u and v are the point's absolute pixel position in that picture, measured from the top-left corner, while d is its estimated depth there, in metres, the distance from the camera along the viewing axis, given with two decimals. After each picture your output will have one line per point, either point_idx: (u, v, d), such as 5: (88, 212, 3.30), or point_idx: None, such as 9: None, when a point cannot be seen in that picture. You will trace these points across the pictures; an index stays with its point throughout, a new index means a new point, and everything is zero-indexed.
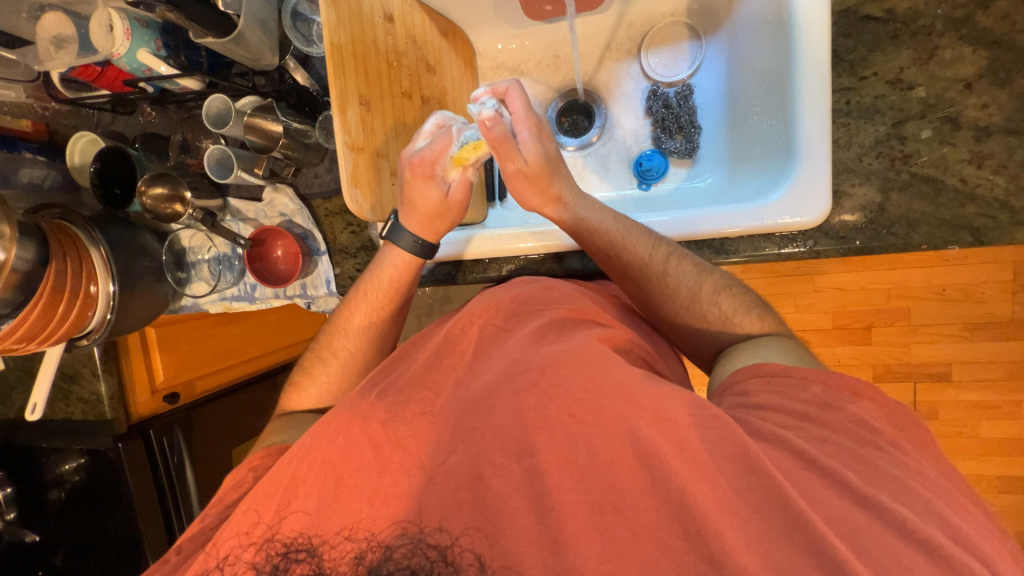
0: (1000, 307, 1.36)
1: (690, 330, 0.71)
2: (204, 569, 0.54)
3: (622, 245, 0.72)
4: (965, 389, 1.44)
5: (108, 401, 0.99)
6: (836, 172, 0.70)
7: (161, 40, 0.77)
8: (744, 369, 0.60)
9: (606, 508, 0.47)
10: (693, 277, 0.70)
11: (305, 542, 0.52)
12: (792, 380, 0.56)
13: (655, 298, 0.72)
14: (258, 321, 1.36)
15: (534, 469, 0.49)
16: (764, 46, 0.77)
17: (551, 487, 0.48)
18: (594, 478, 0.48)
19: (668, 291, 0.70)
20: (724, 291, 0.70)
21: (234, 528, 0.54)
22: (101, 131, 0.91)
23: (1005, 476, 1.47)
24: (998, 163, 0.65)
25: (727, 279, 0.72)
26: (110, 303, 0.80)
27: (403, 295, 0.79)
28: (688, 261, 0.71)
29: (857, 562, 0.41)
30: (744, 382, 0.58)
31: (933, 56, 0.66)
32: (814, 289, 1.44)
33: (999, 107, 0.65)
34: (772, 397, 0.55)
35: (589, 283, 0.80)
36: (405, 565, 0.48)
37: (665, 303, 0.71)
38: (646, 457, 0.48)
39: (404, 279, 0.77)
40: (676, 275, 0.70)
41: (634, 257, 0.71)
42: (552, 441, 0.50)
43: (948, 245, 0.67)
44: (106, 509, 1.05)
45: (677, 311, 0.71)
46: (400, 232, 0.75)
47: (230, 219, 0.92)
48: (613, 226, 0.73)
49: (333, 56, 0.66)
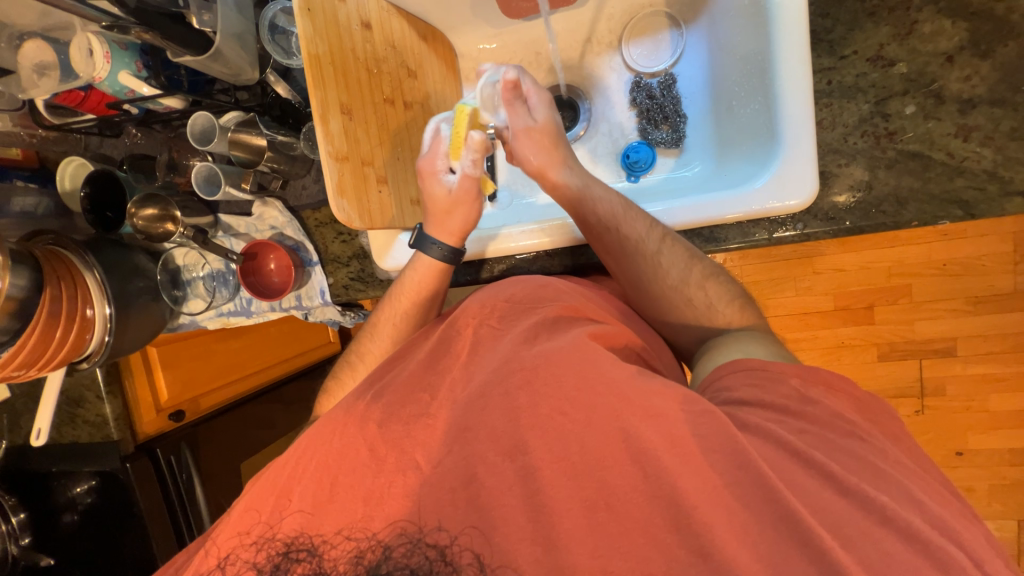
0: (1002, 279, 1.35)
1: (670, 312, 0.71)
2: (207, 569, 0.55)
3: (623, 219, 0.72)
4: (971, 363, 1.43)
5: (113, 422, 1.00)
6: (822, 153, 0.70)
7: (141, 61, 0.77)
8: (725, 363, 0.59)
9: (598, 504, 0.47)
10: (684, 262, 0.70)
11: (305, 541, 0.52)
12: (769, 374, 0.55)
13: (644, 278, 0.71)
14: (258, 335, 1.36)
15: (527, 468, 0.49)
16: (743, 31, 0.77)
17: (544, 480, 0.49)
18: (585, 474, 0.48)
19: (658, 271, 0.69)
20: (710, 279, 0.70)
21: (235, 528, 0.55)
22: (90, 156, 0.93)
23: (1016, 448, 1.45)
24: (985, 135, 0.64)
25: (713, 268, 0.71)
26: (107, 326, 0.81)
27: (435, 297, 0.79)
28: (681, 246, 0.71)
29: (846, 549, 0.41)
30: (723, 377, 0.58)
31: (913, 31, 0.66)
32: (813, 271, 1.44)
33: (983, 78, 0.64)
34: (752, 390, 0.54)
35: (587, 283, 0.78)
36: (405, 564, 0.49)
37: (654, 285, 0.70)
38: (639, 447, 0.48)
39: (434, 282, 0.78)
40: (670, 256, 0.69)
41: (632, 232, 0.71)
42: (544, 439, 0.50)
43: (938, 220, 0.67)
44: (117, 529, 1.06)
45: (664, 293, 0.70)
46: (425, 239, 0.77)
47: (222, 235, 0.93)
48: (615, 201, 0.73)
49: (311, 66, 0.65)
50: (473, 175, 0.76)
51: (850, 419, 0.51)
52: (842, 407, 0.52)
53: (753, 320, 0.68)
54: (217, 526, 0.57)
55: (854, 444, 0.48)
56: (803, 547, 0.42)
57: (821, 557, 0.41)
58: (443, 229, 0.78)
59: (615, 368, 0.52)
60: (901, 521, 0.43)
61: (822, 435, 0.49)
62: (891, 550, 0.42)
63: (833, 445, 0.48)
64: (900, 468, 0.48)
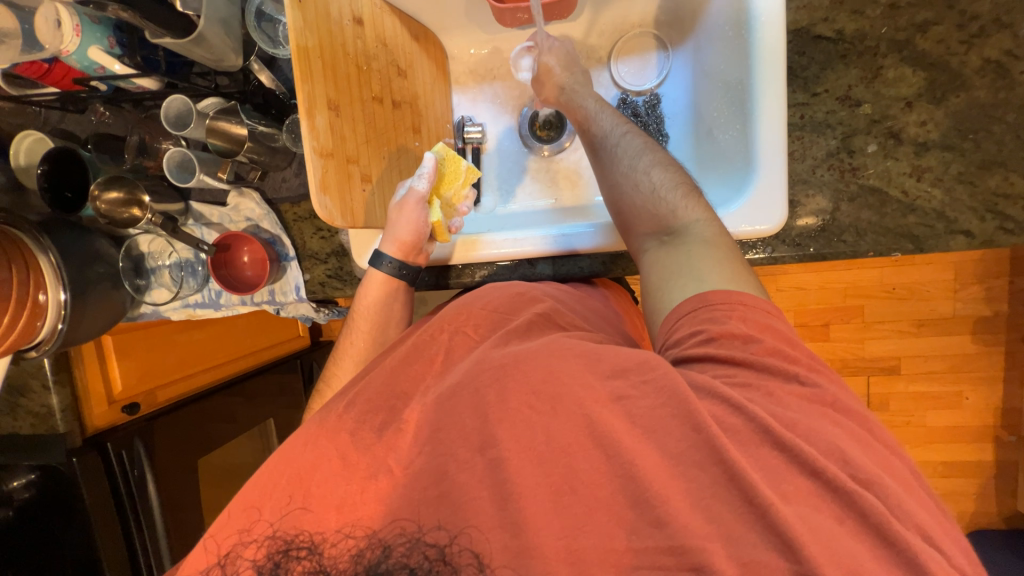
0: (942, 304, 1.46)
1: (624, 200, 0.72)
2: (206, 566, 0.53)
3: (591, 119, 0.80)
4: (913, 381, 1.53)
5: (60, 414, 0.95)
6: (792, 183, 0.74)
7: (114, 38, 0.74)
8: (678, 302, 0.60)
9: (563, 489, 0.48)
10: (637, 150, 0.73)
11: (305, 539, 0.51)
12: (711, 316, 0.56)
13: (604, 165, 0.75)
14: (225, 326, 1.34)
15: (495, 459, 0.50)
16: (727, 58, 0.80)
17: (511, 469, 0.49)
18: (550, 462, 0.49)
19: (612, 156, 0.74)
20: (658, 165, 0.71)
21: (233, 525, 0.53)
22: (49, 131, 0.87)
23: (950, 462, 1.57)
24: (936, 176, 0.70)
25: (666, 159, 0.72)
26: (60, 313, 0.76)
27: (394, 312, 0.82)
28: (639, 138, 0.75)
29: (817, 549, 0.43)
30: (677, 332, 0.58)
31: (878, 76, 0.70)
32: (777, 289, 1.53)
33: (936, 124, 0.69)
34: (703, 348, 0.54)
35: (568, 287, 0.81)
36: (405, 564, 0.49)
37: (609, 170, 0.74)
38: (601, 434, 0.49)
39: (390, 296, 0.81)
40: (624, 145, 0.74)
41: (598, 130, 0.78)
42: (511, 431, 0.50)
43: (891, 252, 0.72)
44: (57, 526, 0.99)
45: (616, 179, 0.73)
46: (379, 256, 0.79)
47: (193, 223, 0.90)
48: (589, 104, 0.81)
49: (299, 58, 0.63)
50: (414, 196, 0.77)
51: (827, 409, 0.50)
52: (819, 383, 0.52)
53: (715, 222, 0.66)
54: (214, 521, 0.54)
55: (824, 426, 0.49)
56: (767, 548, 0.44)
57: (774, 546, 0.43)
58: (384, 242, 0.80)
59: (577, 365, 0.54)
60: (850, 516, 0.45)
61: (796, 419, 0.49)
62: (838, 538, 0.44)
63: (810, 434, 0.48)
64: (857, 441, 0.49)
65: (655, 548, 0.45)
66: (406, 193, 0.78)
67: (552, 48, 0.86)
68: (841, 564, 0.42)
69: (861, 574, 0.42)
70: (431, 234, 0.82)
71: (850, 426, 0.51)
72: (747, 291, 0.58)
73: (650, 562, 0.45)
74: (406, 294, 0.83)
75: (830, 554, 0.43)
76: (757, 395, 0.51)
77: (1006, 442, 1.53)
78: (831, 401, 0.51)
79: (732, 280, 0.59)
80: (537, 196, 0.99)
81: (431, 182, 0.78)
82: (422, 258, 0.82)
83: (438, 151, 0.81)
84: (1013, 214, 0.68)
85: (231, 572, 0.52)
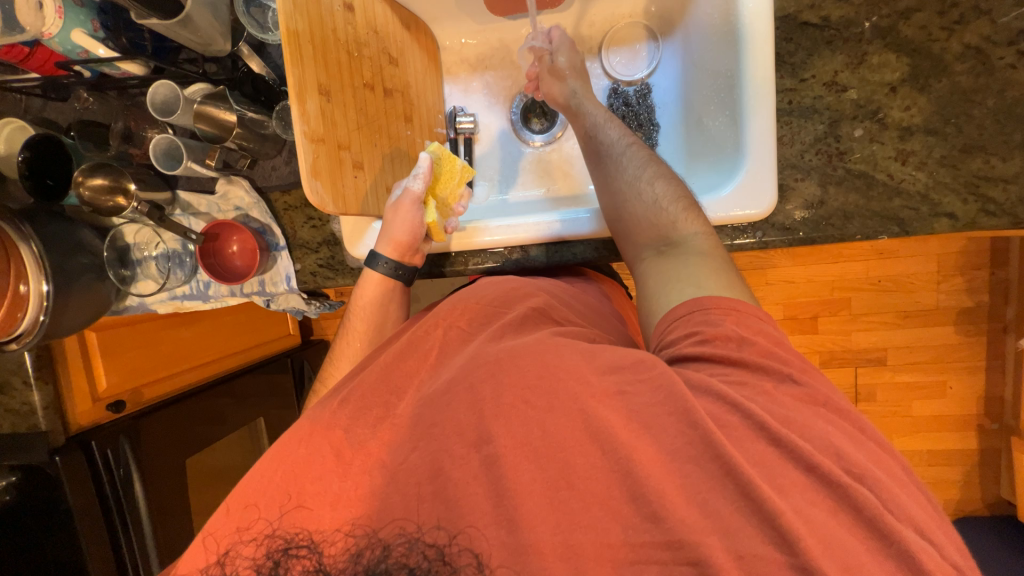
0: (927, 296, 1.50)
1: (625, 208, 0.72)
2: (204, 565, 0.52)
3: (599, 127, 0.79)
4: (898, 371, 1.56)
5: (42, 411, 0.93)
6: (781, 168, 0.75)
7: (99, 20, 0.73)
8: (671, 311, 0.60)
9: (560, 483, 0.48)
10: (642, 161, 0.74)
11: (305, 538, 0.50)
12: (706, 319, 0.56)
13: (607, 173, 0.75)
14: (214, 323, 1.33)
15: (491, 456, 0.49)
16: (717, 48, 0.81)
17: (507, 465, 0.49)
18: (547, 457, 0.49)
19: (618, 166, 0.74)
20: (661, 178, 0.72)
21: (232, 524, 0.53)
22: (29, 119, 0.85)
23: (935, 450, 1.60)
24: (919, 160, 0.71)
25: (669, 172, 0.73)
26: (42, 305, 0.73)
27: (391, 312, 0.82)
28: (644, 150, 0.76)
29: (813, 547, 0.43)
30: (671, 334, 0.58)
31: (863, 61, 0.72)
32: (766, 282, 1.55)
33: (920, 109, 0.71)
34: (699, 349, 0.55)
35: (574, 285, 0.82)
36: (404, 564, 0.47)
37: (613, 176, 0.74)
38: (596, 429, 0.49)
39: (388, 299, 0.81)
40: (630, 156, 0.75)
41: (605, 137, 0.78)
42: (506, 427, 0.50)
43: (879, 234, 0.73)
44: (36, 529, 0.95)
45: (619, 188, 0.73)
46: (376, 256, 0.78)
47: (180, 213, 0.89)
48: (596, 113, 0.81)
49: (289, 42, 0.62)
50: (410, 194, 0.76)
51: (817, 406, 0.51)
52: (812, 384, 0.53)
53: (709, 234, 0.68)
54: (212, 519, 0.53)
55: (829, 432, 0.49)
56: (769, 542, 0.43)
57: (770, 544, 0.43)
58: (383, 244, 0.79)
59: (572, 359, 0.54)
60: (842, 505, 0.45)
61: (791, 418, 0.49)
62: (831, 531, 0.44)
63: (809, 431, 0.48)
64: (858, 449, 0.49)
65: (653, 543, 0.45)
66: (401, 193, 0.77)
67: (564, 49, 0.85)
68: (833, 547, 0.43)
69: (851, 562, 0.43)
70: (426, 234, 0.82)
71: (840, 418, 0.51)
72: (741, 298, 0.59)
73: (646, 556, 0.45)
74: (405, 296, 0.84)
75: (823, 536, 0.43)
76: (753, 392, 0.51)
77: (989, 430, 1.57)
78: (824, 402, 0.52)
79: (727, 291, 0.60)
80: (532, 187, 0.99)
81: (428, 180, 0.77)
82: (417, 258, 0.82)
83: (432, 151, 0.80)
84: (995, 197, 0.69)
85: (229, 573, 0.50)
